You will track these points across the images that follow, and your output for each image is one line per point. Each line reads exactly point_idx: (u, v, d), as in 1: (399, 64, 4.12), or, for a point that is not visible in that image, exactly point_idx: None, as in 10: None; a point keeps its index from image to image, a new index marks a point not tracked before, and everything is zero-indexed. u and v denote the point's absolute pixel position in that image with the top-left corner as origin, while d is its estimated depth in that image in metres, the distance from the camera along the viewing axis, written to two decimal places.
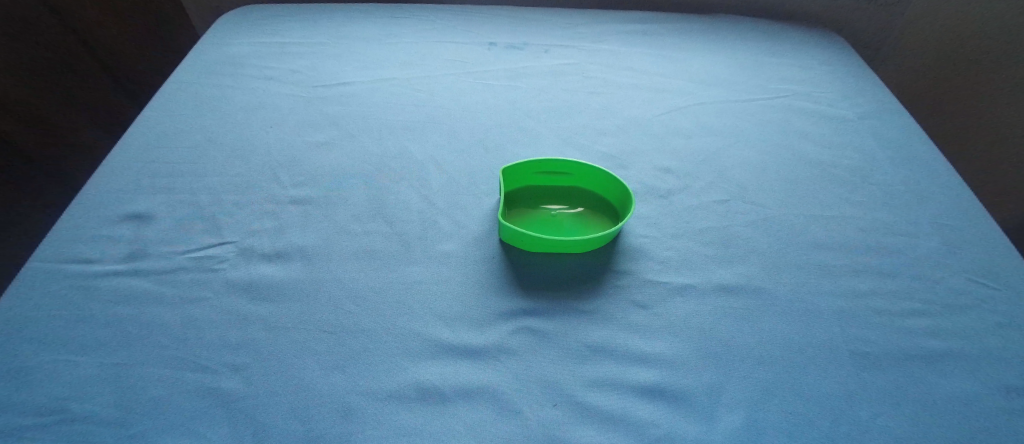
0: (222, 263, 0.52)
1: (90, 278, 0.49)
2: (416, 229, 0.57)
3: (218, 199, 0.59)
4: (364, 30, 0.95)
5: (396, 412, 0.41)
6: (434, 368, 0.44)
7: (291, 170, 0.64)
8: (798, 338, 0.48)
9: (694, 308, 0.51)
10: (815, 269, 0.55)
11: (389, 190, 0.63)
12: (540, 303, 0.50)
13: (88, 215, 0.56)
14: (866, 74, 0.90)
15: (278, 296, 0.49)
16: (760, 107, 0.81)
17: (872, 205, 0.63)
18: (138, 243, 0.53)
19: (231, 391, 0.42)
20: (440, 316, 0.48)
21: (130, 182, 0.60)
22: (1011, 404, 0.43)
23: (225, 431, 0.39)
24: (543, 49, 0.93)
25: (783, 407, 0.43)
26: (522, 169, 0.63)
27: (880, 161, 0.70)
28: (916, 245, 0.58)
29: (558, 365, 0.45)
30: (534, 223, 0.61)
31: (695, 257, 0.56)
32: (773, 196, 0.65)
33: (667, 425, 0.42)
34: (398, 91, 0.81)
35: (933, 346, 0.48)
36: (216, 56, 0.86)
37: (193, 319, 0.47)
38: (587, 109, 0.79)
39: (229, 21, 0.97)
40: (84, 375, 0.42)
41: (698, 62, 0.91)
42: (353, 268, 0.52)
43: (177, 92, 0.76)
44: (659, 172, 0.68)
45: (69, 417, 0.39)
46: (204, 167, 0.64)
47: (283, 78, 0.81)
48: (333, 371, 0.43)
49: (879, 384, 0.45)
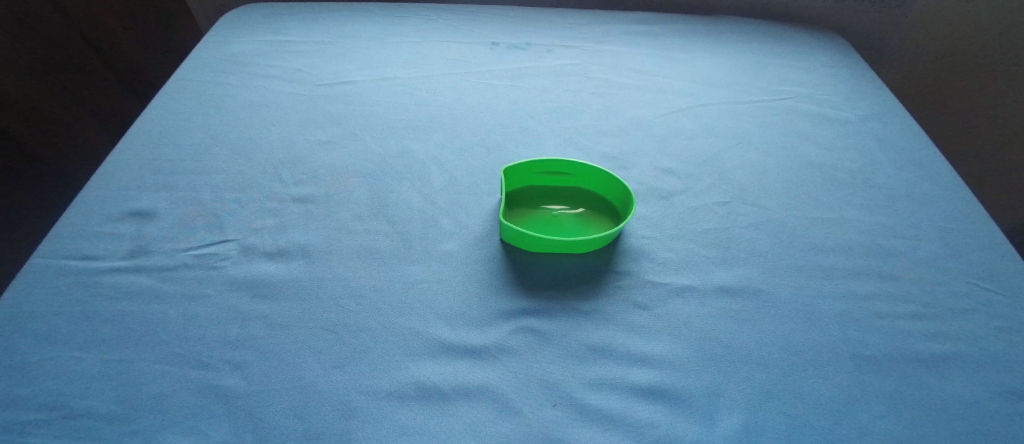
0: (224, 260, 0.53)
1: (93, 275, 0.49)
2: (417, 228, 0.58)
3: (221, 197, 0.60)
4: (366, 29, 0.95)
5: (396, 411, 0.42)
6: (435, 367, 0.44)
7: (293, 168, 0.65)
8: (797, 341, 0.48)
9: (693, 309, 0.51)
10: (815, 271, 0.55)
11: (391, 189, 0.63)
12: (540, 303, 0.50)
13: (92, 212, 0.56)
14: (869, 76, 0.90)
15: (279, 294, 0.50)
16: (762, 109, 0.81)
17: (873, 208, 0.63)
18: (141, 240, 0.53)
19: (233, 388, 0.42)
20: (441, 316, 0.48)
21: (133, 179, 0.61)
22: (1010, 408, 0.44)
23: (227, 428, 0.40)
24: (546, 49, 0.93)
25: (781, 409, 0.43)
26: (524, 170, 0.63)
27: (882, 163, 0.70)
28: (917, 248, 0.58)
29: (558, 365, 0.45)
30: (535, 223, 0.61)
31: (696, 258, 0.56)
32: (774, 198, 0.65)
33: (666, 426, 0.42)
34: (400, 90, 0.81)
35: (933, 350, 0.48)
36: (218, 54, 0.86)
37: (195, 316, 0.47)
38: (589, 109, 0.79)
39: (231, 19, 0.97)
40: (86, 372, 0.42)
41: (700, 63, 0.91)
42: (355, 267, 0.53)
43: (180, 90, 0.76)
44: (661, 173, 0.68)
45: (72, 414, 0.40)
46: (207, 165, 0.64)
47: (285, 77, 0.82)
48: (334, 369, 0.44)
49: (878, 387, 0.45)
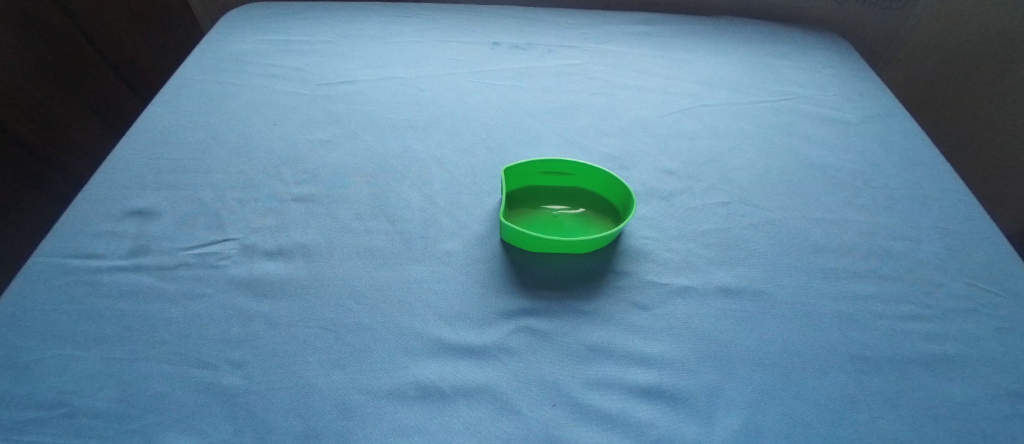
0: (224, 259, 0.53)
1: (94, 273, 0.50)
2: (418, 227, 0.58)
3: (221, 196, 0.60)
4: (368, 29, 0.96)
5: (396, 410, 0.42)
6: (434, 366, 0.44)
7: (294, 167, 0.65)
8: (796, 341, 0.48)
9: (693, 310, 0.51)
10: (815, 272, 0.55)
11: (391, 188, 0.63)
12: (540, 303, 0.50)
13: (93, 210, 0.56)
14: (870, 77, 0.90)
15: (280, 293, 0.50)
16: (763, 110, 0.81)
17: (873, 209, 0.63)
18: (141, 239, 0.54)
19: (233, 388, 0.42)
20: (440, 315, 0.49)
21: (134, 177, 0.61)
22: (1009, 410, 0.44)
23: (227, 427, 0.40)
24: (547, 49, 0.93)
25: (781, 410, 0.43)
26: (524, 170, 0.63)
27: (883, 164, 0.70)
28: (917, 249, 0.58)
29: (558, 365, 0.45)
30: (535, 223, 0.61)
31: (696, 259, 0.56)
32: (775, 198, 0.65)
33: (665, 426, 0.42)
34: (401, 90, 0.81)
35: (933, 351, 0.48)
36: (220, 53, 0.86)
37: (195, 315, 0.47)
38: (590, 109, 0.79)
39: (233, 19, 0.97)
40: (87, 370, 0.43)
41: (701, 64, 0.91)
42: (355, 266, 0.53)
43: (181, 89, 0.76)
44: (661, 173, 0.68)
45: (72, 412, 0.40)
46: (208, 164, 0.64)
47: (287, 76, 0.82)
48: (334, 369, 0.44)
49: (877, 388, 0.45)
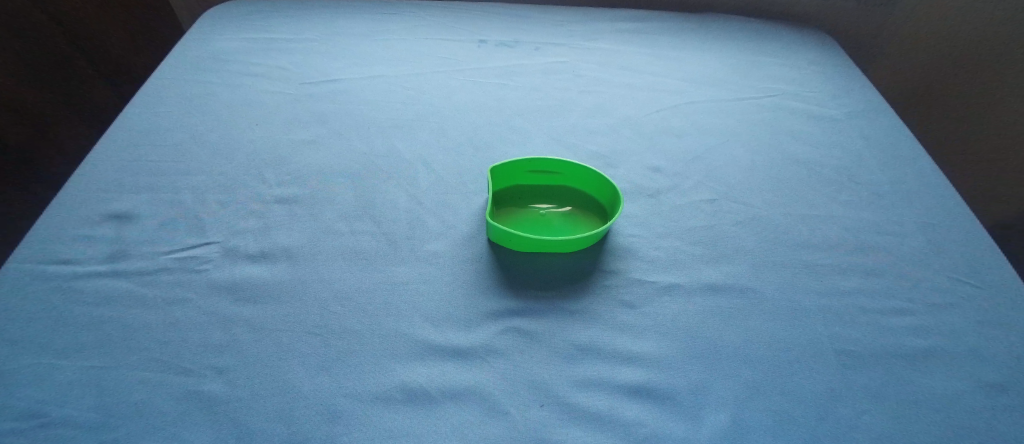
0: (206, 264, 0.52)
1: (72, 278, 0.49)
2: (404, 228, 0.57)
3: (203, 198, 0.59)
4: (355, 27, 0.94)
5: (382, 414, 0.41)
6: (422, 369, 0.44)
7: (278, 169, 0.64)
8: (783, 338, 0.48)
9: (681, 308, 0.51)
10: (802, 268, 0.55)
11: (377, 189, 0.62)
12: (527, 303, 0.50)
13: (70, 213, 0.55)
14: (853, 74, 0.91)
15: (263, 298, 0.49)
16: (749, 106, 0.81)
17: (859, 205, 0.64)
18: (120, 243, 0.52)
19: (217, 394, 0.41)
20: (428, 318, 0.48)
21: (114, 180, 0.60)
22: (992, 402, 0.44)
23: (209, 434, 0.39)
24: (534, 47, 0.92)
25: (769, 406, 0.43)
26: (511, 168, 0.63)
27: (867, 161, 0.71)
28: (901, 244, 0.58)
29: (546, 366, 0.45)
30: (523, 222, 0.60)
31: (683, 256, 0.56)
32: (761, 196, 0.65)
33: (654, 424, 0.42)
34: (387, 88, 0.80)
35: (916, 345, 0.48)
36: (203, 51, 0.85)
37: (177, 321, 0.46)
38: (578, 107, 0.79)
39: (219, 17, 0.95)
40: (64, 379, 0.42)
41: (688, 60, 0.92)
42: (341, 269, 0.52)
43: (162, 90, 0.75)
44: (649, 171, 0.68)
45: (48, 422, 0.39)
46: (191, 165, 0.63)
47: (270, 76, 0.80)
48: (320, 373, 0.43)
49: (864, 382, 0.45)
